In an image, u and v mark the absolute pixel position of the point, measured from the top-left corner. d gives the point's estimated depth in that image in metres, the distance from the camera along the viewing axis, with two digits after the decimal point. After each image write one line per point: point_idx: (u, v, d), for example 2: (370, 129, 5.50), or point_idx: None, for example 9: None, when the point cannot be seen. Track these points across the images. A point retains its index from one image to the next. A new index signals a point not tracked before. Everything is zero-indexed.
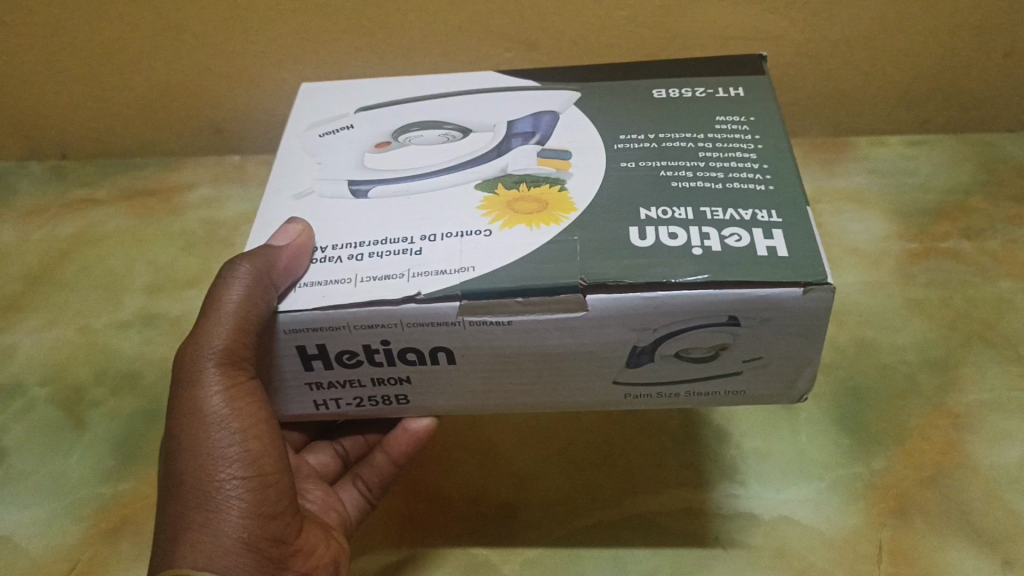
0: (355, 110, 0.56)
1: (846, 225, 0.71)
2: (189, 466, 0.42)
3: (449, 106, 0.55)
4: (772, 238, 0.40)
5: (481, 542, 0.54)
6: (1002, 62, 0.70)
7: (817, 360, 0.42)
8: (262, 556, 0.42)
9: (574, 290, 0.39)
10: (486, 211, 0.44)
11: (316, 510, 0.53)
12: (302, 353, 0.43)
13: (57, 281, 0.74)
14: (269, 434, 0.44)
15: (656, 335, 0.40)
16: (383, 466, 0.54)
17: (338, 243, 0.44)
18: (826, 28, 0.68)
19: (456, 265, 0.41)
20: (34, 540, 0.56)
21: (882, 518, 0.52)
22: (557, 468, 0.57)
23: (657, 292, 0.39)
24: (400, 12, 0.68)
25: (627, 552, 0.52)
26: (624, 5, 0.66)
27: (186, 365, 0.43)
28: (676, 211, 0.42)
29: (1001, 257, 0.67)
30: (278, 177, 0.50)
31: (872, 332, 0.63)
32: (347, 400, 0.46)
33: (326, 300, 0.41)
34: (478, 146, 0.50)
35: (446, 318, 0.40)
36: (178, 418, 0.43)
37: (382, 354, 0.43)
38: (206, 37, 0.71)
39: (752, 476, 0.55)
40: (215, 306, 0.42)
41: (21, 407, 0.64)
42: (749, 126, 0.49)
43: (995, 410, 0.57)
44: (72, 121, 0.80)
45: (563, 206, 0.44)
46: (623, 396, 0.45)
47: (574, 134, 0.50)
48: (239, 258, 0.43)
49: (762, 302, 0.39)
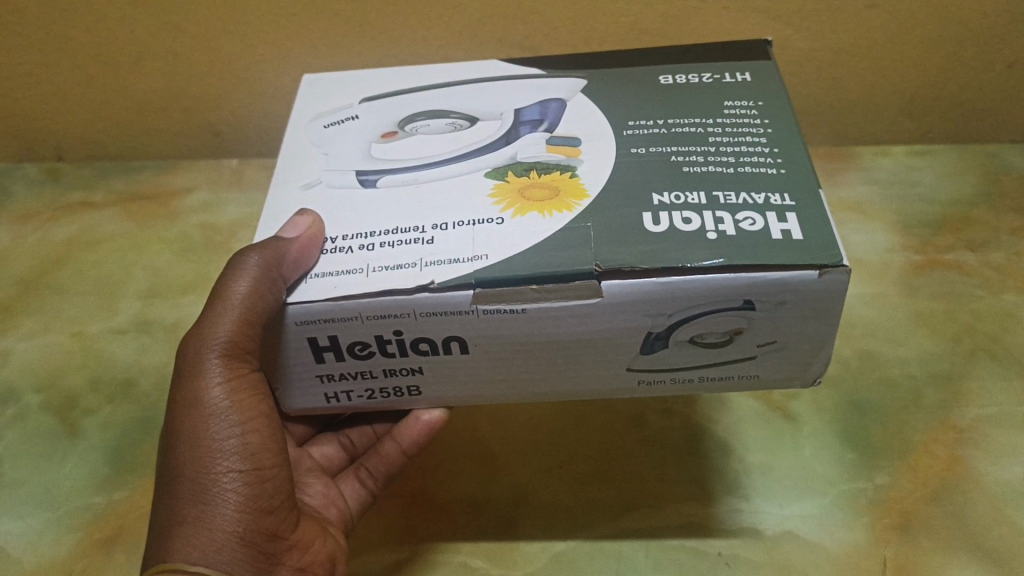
0: (359, 101, 0.55)
1: (849, 236, 0.71)
2: (186, 457, 0.42)
3: (455, 96, 0.54)
4: (786, 221, 0.40)
5: (483, 551, 0.53)
6: (1007, 73, 0.70)
7: (832, 343, 0.42)
8: (256, 551, 0.42)
9: (588, 277, 0.38)
10: (497, 199, 0.43)
11: (317, 505, 0.52)
12: (313, 346, 0.42)
13: (53, 285, 0.73)
14: (269, 428, 0.44)
15: (671, 321, 0.40)
16: (392, 455, 0.54)
17: (348, 233, 0.43)
18: (833, 36, 0.67)
19: (469, 252, 0.40)
20: (27, 550, 0.55)
21: (887, 535, 0.51)
22: (560, 478, 0.57)
23: (672, 277, 0.38)
24: (404, 16, 0.67)
25: (630, 564, 0.52)
26: (631, 11, 0.65)
27: (190, 355, 0.43)
28: (689, 196, 0.42)
29: (1005, 271, 0.66)
30: (284, 168, 0.49)
31: (877, 345, 0.62)
32: (358, 392, 0.45)
33: (338, 290, 0.40)
34: (486, 134, 0.49)
35: (459, 307, 0.39)
36: (178, 408, 0.42)
37: (395, 345, 0.42)
38: (205, 39, 0.70)
39: (756, 490, 0.55)
40: (222, 297, 0.42)
41: (15, 413, 0.63)
42: (757, 111, 0.48)
43: (999, 425, 0.57)
44: (69, 122, 0.79)
45: (575, 193, 0.43)
46: (636, 383, 0.44)
47: (582, 121, 0.49)
48: (249, 250, 0.42)
49: (778, 285, 0.38)
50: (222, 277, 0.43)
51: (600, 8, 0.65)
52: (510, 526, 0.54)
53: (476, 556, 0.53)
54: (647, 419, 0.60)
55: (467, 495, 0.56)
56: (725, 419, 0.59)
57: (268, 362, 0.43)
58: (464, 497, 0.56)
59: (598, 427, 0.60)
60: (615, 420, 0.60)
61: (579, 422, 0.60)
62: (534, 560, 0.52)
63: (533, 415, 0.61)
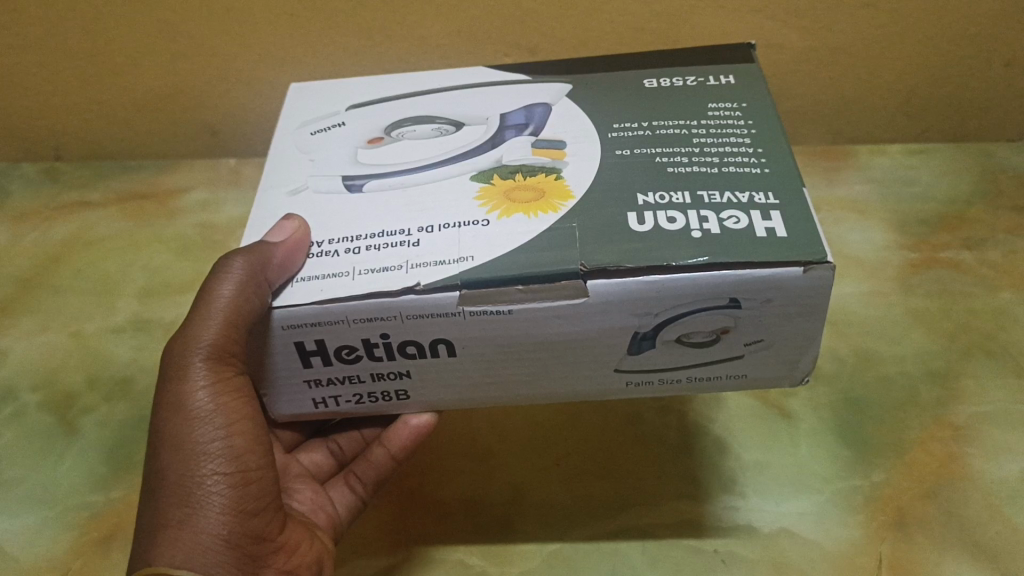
0: (347, 108, 0.55)
1: (845, 234, 0.71)
2: (170, 461, 0.42)
3: (446, 102, 0.54)
4: (770, 219, 0.40)
5: (476, 549, 0.53)
6: (1003, 70, 0.70)
7: (819, 340, 0.41)
8: (241, 554, 0.42)
9: (574, 277, 0.38)
10: (483, 202, 0.43)
11: (305, 511, 0.52)
12: (300, 350, 0.42)
13: (49, 285, 0.73)
14: (254, 430, 0.44)
15: (657, 320, 0.40)
16: (381, 461, 0.53)
17: (335, 237, 0.43)
18: (827, 35, 0.67)
19: (455, 254, 0.40)
20: (24, 549, 0.55)
21: (882, 533, 0.51)
22: (551, 476, 0.57)
23: (658, 276, 0.38)
24: (400, 15, 0.67)
25: (626, 562, 0.51)
26: (623, 9, 0.65)
27: (174, 359, 0.43)
28: (674, 195, 0.42)
29: (1002, 268, 0.66)
30: (272, 173, 0.49)
31: (871, 343, 0.62)
32: (345, 397, 0.45)
33: (325, 293, 0.40)
34: (471, 140, 0.49)
35: (446, 308, 0.39)
36: (163, 413, 0.42)
37: (382, 348, 0.42)
38: (201, 39, 0.70)
39: (752, 488, 0.55)
40: (206, 301, 0.42)
41: (11, 412, 0.64)
42: (742, 112, 0.48)
43: (994, 422, 0.57)
44: (64, 121, 0.79)
45: (560, 194, 0.43)
46: (624, 384, 0.44)
47: (567, 124, 0.49)
48: (235, 255, 0.42)
49: (763, 282, 0.38)
50: (206, 282, 0.43)
51: (593, 7, 0.65)
52: (503, 523, 0.54)
53: (471, 555, 0.53)
54: (642, 418, 0.60)
55: (460, 492, 0.57)
56: (722, 417, 0.59)
57: (254, 364, 0.43)
58: (456, 496, 0.56)
59: (590, 426, 0.60)
60: (606, 420, 0.60)
61: (571, 423, 0.60)
62: (530, 559, 0.52)
63: (526, 416, 0.61)
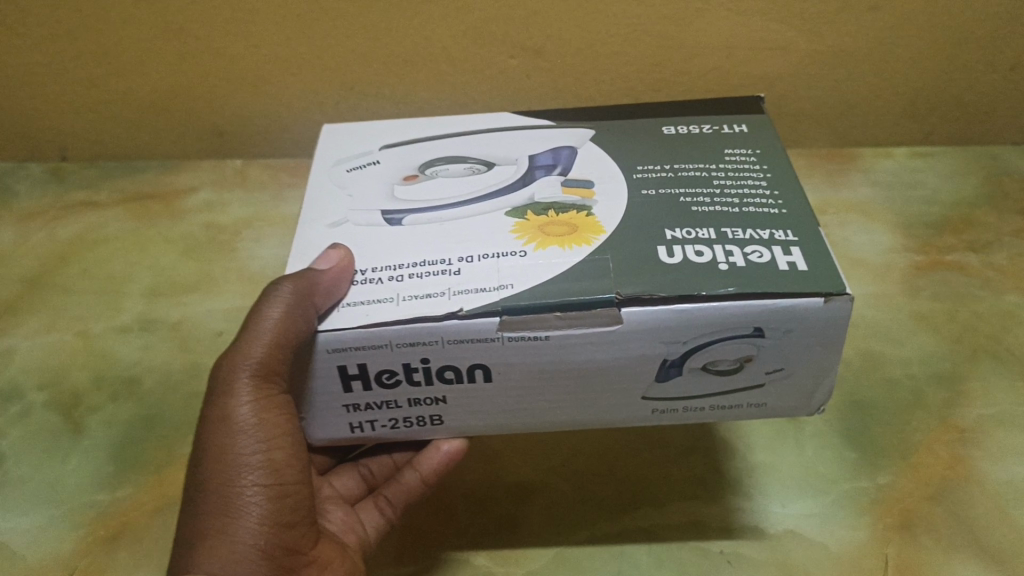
0: (378, 148, 0.56)
1: (852, 236, 0.71)
2: (213, 471, 0.42)
3: (476, 142, 0.55)
4: (791, 254, 0.40)
5: (484, 550, 0.53)
6: (1008, 75, 0.70)
7: (834, 373, 0.42)
8: (276, 565, 0.42)
9: (609, 305, 0.39)
10: (519, 236, 0.44)
11: (337, 530, 0.52)
12: (342, 374, 0.42)
13: (56, 284, 0.73)
14: (295, 446, 0.44)
15: (685, 348, 0.40)
16: (412, 484, 0.53)
17: (378, 265, 0.43)
18: (834, 38, 0.67)
19: (494, 282, 0.41)
20: (29, 547, 0.55)
21: (888, 534, 0.52)
22: (563, 484, 0.57)
23: (689, 305, 0.38)
24: (410, 18, 0.67)
25: (631, 563, 0.51)
26: (631, 13, 0.66)
27: (222, 373, 0.43)
28: (699, 231, 0.42)
29: (1007, 271, 0.67)
30: (310, 207, 0.49)
31: (877, 345, 0.63)
32: (381, 422, 0.45)
33: (371, 318, 0.40)
34: (504, 178, 0.49)
35: (486, 334, 0.39)
36: (208, 424, 0.43)
37: (421, 373, 0.41)
38: (209, 39, 0.70)
39: (758, 490, 0.55)
40: (254, 320, 0.42)
41: (19, 411, 0.64)
42: (757, 158, 0.49)
43: (1000, 425, 0.57)
44: (72, 122, 0.79)
45: (592, 228, 0.44)
46: (651, 412, 0.44)
47: (594, 166, 0.50)
48: (283, 278, 0.42)
49: (785, 312, 0.39)
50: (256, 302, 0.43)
51: (600, 10, 0.66)
52: (511, 527, 0.54)
53: (477, 555, 0.53)
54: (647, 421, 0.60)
55: (467, 495, 0.56)
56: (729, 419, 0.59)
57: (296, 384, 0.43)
58: (467, 505, 0.56)
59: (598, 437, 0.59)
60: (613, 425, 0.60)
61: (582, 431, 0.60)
62: (534, 559, 0.52)
63: None
